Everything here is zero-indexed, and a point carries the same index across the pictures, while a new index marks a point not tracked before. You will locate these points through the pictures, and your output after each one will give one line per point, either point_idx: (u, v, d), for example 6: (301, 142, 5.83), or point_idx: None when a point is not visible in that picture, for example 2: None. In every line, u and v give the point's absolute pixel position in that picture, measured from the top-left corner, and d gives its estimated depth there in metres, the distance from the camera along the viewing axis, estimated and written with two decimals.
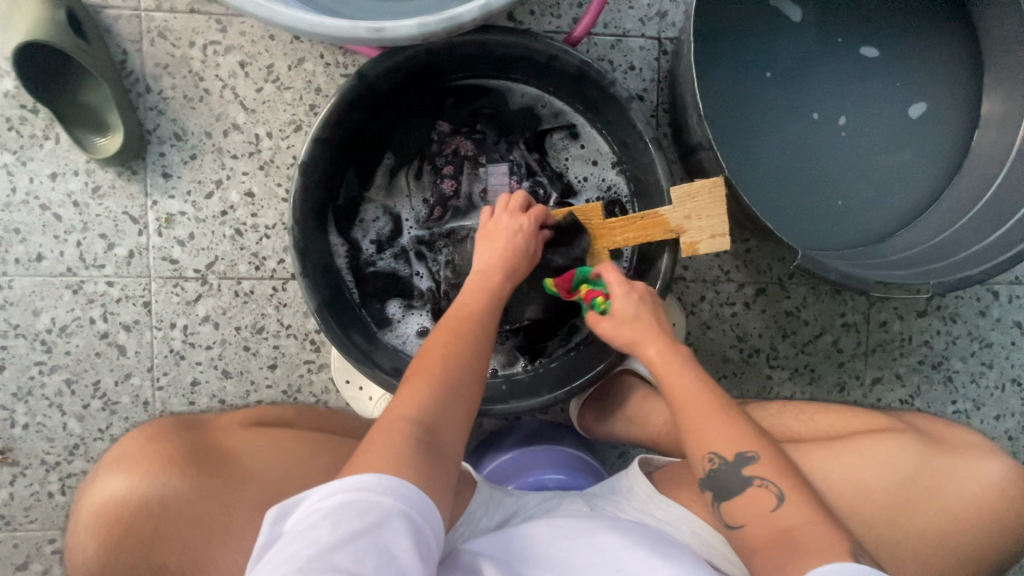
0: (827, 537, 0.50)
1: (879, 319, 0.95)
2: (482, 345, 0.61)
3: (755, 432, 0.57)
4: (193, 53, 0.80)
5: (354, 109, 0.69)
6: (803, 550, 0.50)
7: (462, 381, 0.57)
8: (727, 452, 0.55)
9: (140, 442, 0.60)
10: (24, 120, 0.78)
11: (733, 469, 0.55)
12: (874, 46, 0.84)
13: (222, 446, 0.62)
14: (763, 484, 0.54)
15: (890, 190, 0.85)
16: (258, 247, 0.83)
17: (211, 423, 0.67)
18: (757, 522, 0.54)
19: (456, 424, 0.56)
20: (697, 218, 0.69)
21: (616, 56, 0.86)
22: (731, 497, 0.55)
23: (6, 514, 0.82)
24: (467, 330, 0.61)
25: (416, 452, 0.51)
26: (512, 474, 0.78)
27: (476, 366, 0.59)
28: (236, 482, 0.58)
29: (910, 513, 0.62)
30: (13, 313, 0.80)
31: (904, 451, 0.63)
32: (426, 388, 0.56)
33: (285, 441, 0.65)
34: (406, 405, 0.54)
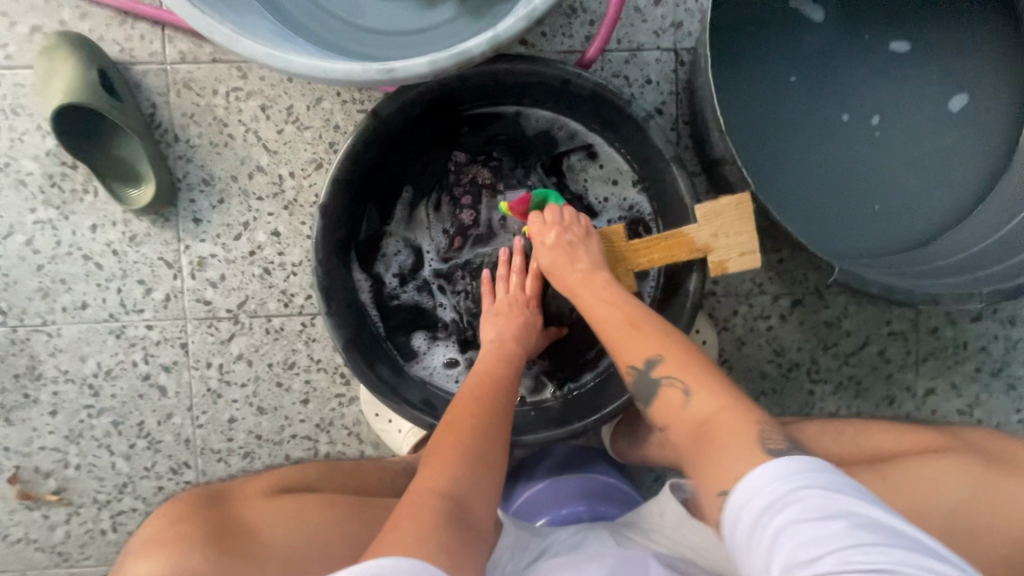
0: (737, 419, 0.50)
1: (929, 326, 0.89)
2: (504, 418, 0.62)
3: (661, 335, 0.58)
4: (216, 100, 0.83)
5: (371, 147, 0.70)
6: (724, 443, 0.48)
7: (486, 453, 0.58)
8: (638, 360, 0.58)
9: (170, 518, 0.60)
10: (65, 176, 0.82)
11: (643, 377, 0.57)
12: (905, 40, 0.80)
13: (242, 524, 0.60)
14: (670, 382, 0.55)
15: (934, 190, 0.80)
16: (286, 285, 0.84)
17: (236, 495, 0.66)
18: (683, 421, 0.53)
19: (483, 501, 0.55)
20: (724, 236, 0.67)
21: (631, 71, 0.84)
22: (650, 401, 0.56)
23: (63, 551, 0.86)
24: (489, 402, 0.62)
25: (445, 524, 0.49)
26: (545, 505, 0.77)
27: (499, 439, 0.60)
28: (256, 567, 0.56)
29: (972, 544, 0.57)
30: (63, 359, 0.84)
31: (960, 474, 0.59)
32: (452, 460, 0.56)
33: (304, 512, 0.63)
34: (433, 475, 0.55)
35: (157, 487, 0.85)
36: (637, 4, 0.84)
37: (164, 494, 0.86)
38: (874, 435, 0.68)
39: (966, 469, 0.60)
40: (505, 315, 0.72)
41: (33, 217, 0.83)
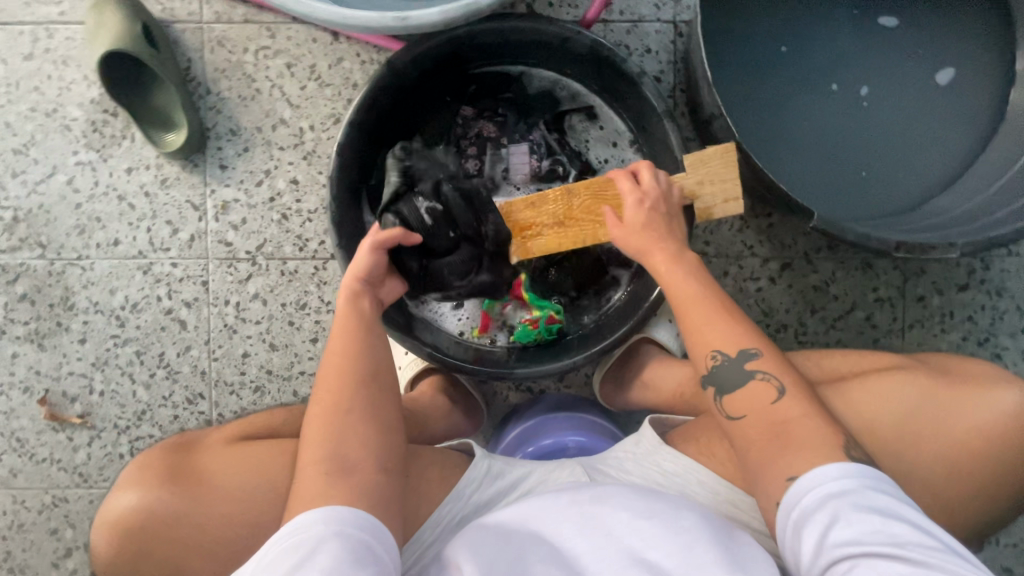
0: (820, 432, 0.54)
1: (916, 294, 0.92)
2: (373, 357, 0.62)
3: (756, 332, 0.59)
4: (247, 57, 0.90)
5: (385, 95, 0.76)
6: (808, 450, 0.53)
7: (359, 400, 0.58)
8: (731, 348, 0.58)
9: (133, 467, 0.59)
10: (107, 122, 0.90)
11: (732, 365, 0.57)
12: (895, 15, 0.84)
13: (198, 471, 0.59)
14: (763, 377, 0.56)
15: (920, 157, 0.84)
16: (302, 230, 0.90)
17: (200, 440, 0.64)
18: (758, 412, 0.56)
19: (358, 444, 0.56)
20: (710, 183, 0.71)
21: (632, 41, 0.90)
22: (733, 389, 0.57)
23: (84, 472, 0.91)
24: (355, 349, 0.61)
25: (326, 489, 0.53)
26: (531, 434, 0.82)
27: (353, 386, 0.59)
28: (212, 506, 0.57)
29: (918, 451, 0.59)
30: (94, 291, 0.91)
31: (911, 388, 0.61)
32: (319, 433, 0.56)
33: (264, 460, 0.60)
34: (315, 438, 0.56)
35: (173, 415, 0.91)
36: None
37: (179, 422, 0.91)
38: (836, 360, 0.69)
39: (916, 384, 0.61)
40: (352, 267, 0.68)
41: (75, 159, 0.90)
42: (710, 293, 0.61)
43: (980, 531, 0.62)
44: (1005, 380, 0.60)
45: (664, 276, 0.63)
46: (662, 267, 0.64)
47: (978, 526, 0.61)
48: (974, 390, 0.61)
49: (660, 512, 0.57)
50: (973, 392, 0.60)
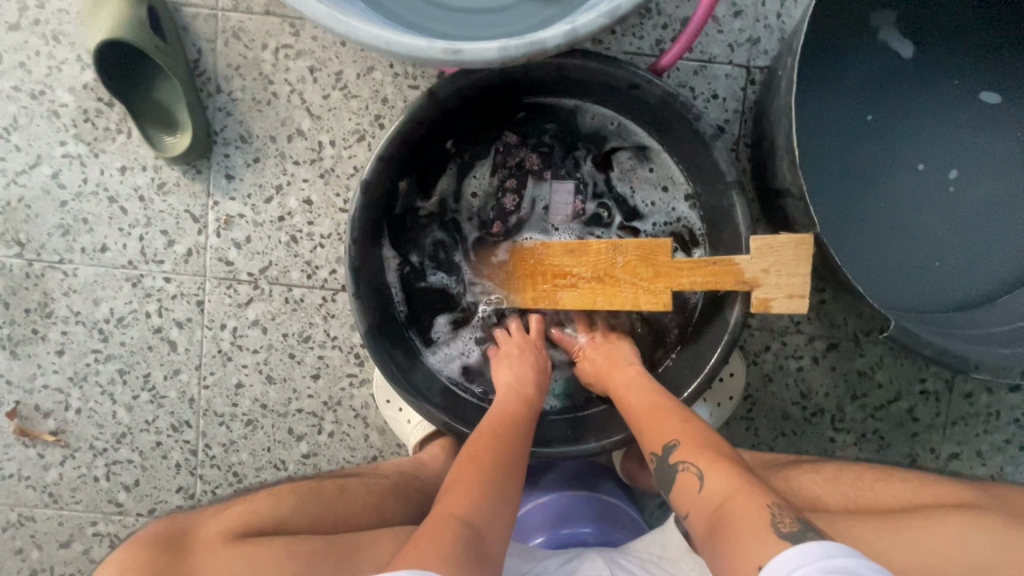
0: (747, 502, 0.51)
1: (963, 390, 0.86)
2: (521, 447, 0.62)
3: (683, 422, 0.60)
4: (265, 55, 0.79)
5: (421, 127, 0.67)
6: (745, 532, 0.49)
7: (505, 484, 0.57)
8: (658, 448, 0.60)
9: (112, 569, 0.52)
10: (100, 113, 0.79)
11: (662, 463, 0.59)
12: (995, 91, 0.76)
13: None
14: (684, 467, 0.57)
15: (997, 249, 0.77)
16: (312, 255, 0.82)
17: (191, 538, 0.55)
18: (695, 506, 0.55)
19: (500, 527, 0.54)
20: (775, 274, 0.64)
21: (699, 83, 0.80)
22: (670, 488, 0.58)
23: (54, 492, 0.84)
24: (509, 436, 0.62)
25: (463, 552, 0.49)
26: (573, 514, 0.74)
27: (519, 466, 0.60)
28: None
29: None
30: (76, 300, 0.82)
31: (977, 529, 0.57)
32: (471, 491, 0.55)
33: (267, 569, 0.52)
34: (453, 503, 0.54)
35: (155, 442, 0.84)
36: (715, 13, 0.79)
37: (161, 450, 0.84)
38: None
39: (983, 524, 0.57)
40: (519, 350, 0.73)
41: (62, 151, 0.80)
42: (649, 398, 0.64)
43: None
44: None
45: (618, 392, 0.67)
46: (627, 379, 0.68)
47: None
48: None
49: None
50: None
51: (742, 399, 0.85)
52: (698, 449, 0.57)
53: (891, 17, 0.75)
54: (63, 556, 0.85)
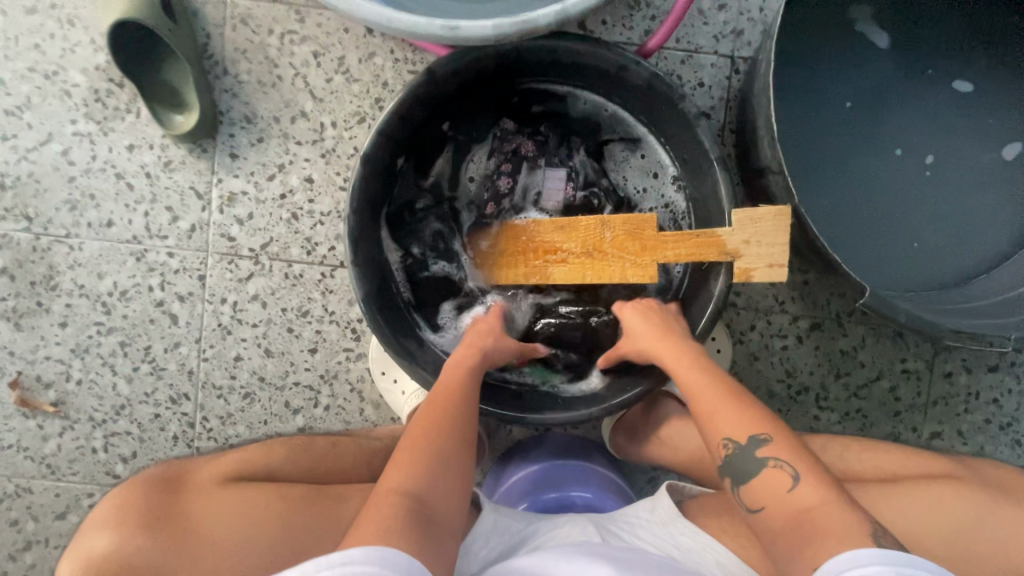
0: (845, 518, 0.46)
1: (944, 370, 0.88)
2: (467, 413, 0.61)
3: (767, 416, 0.54)
4: (271, 40, 0.83)
5: (419, 106, 0.70)
6: (832, 541, 0.45)
7: (453, 452, 0.57)
8: (739, 435, 0.53)
9: (109, 504, 0.53)
10: (110, 93, 0.82)
11: (743, 453, 0.52)
12: (967, 80, 0.80)
13: (189, 518, 0.52)
14: (774, 466, 0.51)
15: (973, 231, 0.80)
16: (312, 232, 0.84)
17: (191, 479, 0.57)
18: (776, 504, 0.50)
19: (448, 494, 0.54)
20: (756, 244, 0.67)
21: (685, 72, 0.84)
22: (747, 481, 0.52)
23: (52, 463, 0.86)
24: (455, 403, 0.61)
25: (406, 521, 0.49)
26: (567, 480, 0.76)
27: (465, 434, 0.59)
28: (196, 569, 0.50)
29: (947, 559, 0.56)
30: (80, 273, 0.84)
31: (946, 491, 0.58)
32: (415, 462, 0.55)
33: (263, 511, 0.54)
34: (401, 474, 0.54)
35: (154, 413, 0.85)
36: (700, 6, 0.83)
37: (160, 421, 0.86)
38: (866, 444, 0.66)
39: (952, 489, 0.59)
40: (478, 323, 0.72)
41: (72, 129, 0.83)
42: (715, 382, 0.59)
43: None
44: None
45: (676, 370, 0.61)
46: (684, 361, 0.62)
47: None
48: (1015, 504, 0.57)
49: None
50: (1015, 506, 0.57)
51: (728, 376, 0.88)
52: (790, 449, 0.52)
53: (867, 10, 0.79)
54: (59, 528, 0.86)
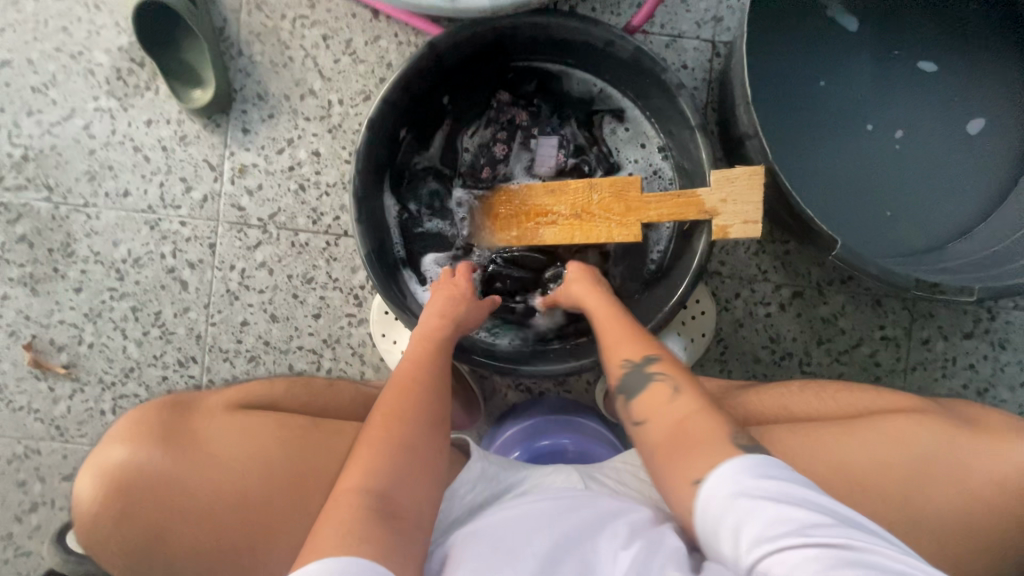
0: (714, 423, 0.51)
1: (921, 337, 0.92)
2: (429, 397, 0.61)
3: (659, 346, 0.62)
4: (283, 24, 0.89)
5: (421, 78, 0.75)
6: (703, 436, 0.51)
7: (416, 437, 0.56)
8: (635, 356, 0.60)
9: (124, 421, 0.58)
10: (132, 72, 0.88)
11: (636, 371, 0.59)
12: (932, 61, 0.86)
13: (195, 436, 0.57)
14: (661, 379, 0.58)
15: (943, 201, 0.85)
16: (318, 203, 0.89)
17: (200, 402, 0.62)
18: (660, 414, 0.55)
19: (415, 480, 0.54)
20: (733, 202, 0.71)
21: (670, 55, 0.90)
22: (640, 396, 0.58)
23: (61, 425, 0.88)
24: (416, 390, 0.61)
25: (369, 518, 0.48)
26: (557, 432, 0.81)
27: (429, 418, 0.59)
28: (201, 478, 0.55)
29: (927, 491, 0.55)
30: (97, 241, 0.88)
31: (922, 426, 0.58)
32: (375, 455, 0.54)
33: (263, 438, 0.58)
34: (369, 465, 0.53)
35: (162, 376, 0.89)
36: None
37: (167, 384, 0.89)
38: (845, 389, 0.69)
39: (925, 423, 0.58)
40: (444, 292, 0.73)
41: (95, 105, 0.88)
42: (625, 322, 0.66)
43: None
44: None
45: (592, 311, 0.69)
46: (603, 310, 0.68)
47: None
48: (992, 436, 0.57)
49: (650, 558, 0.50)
50: (990, 437, 0.56)
51: (715, 341, 0.91)
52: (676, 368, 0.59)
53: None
54: (65, 489, 0.88)
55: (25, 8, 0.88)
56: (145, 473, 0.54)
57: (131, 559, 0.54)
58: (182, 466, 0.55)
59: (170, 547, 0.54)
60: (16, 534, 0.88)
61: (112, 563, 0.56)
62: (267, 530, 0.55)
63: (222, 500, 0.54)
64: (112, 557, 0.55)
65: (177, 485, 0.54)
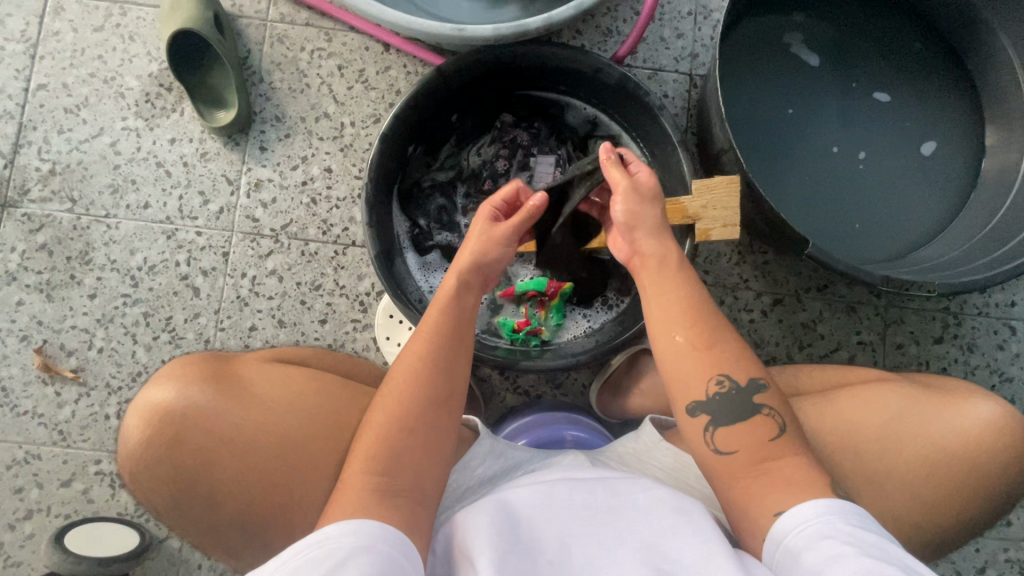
0: (792, 474, 0.53)
1: (895, 341, 0.98)
2: (436, 381, 0.61)
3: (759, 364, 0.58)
4: (302, 55, 0.97)
5: (429, 98, 0.83)
6: (784, 483, 0.53)
7: (418, 426, 0.58)
8: (741, 378, 0.57)
9: (170, 368, 0.69)
10: (160, 95, 0.95)
11: (739, 394, 0.56)
12: (886, 92, 0.94)
13: (239, 379, 0.69)
14: (768, 413, 0.56)
15: (906, 214, 0.92)
16: (328, 215, 0.95)
17: (237, 358, 0.74)
18: (753, 447, 0.55)
19: (417, 463, 0.57)
20: (712, 208, 0.78)
21: (652, 86, 1.00)
22: (738, 420, 0.56)
23: (64, 430, 0.89)
24: (421, 376, 0.60)
25: (373, 500, 0.53)
26: (559, 424, 0.84)
27: (433, 403, 0.60)
28: (244, 409, 0.66)
29: (899, 447, 0.62)
30: (114, 249, 0.93)
31: (893, 394, 0.65)
32: (377, 445, 0.57)
33: (296, 381, 0.71)
34: (372, 449, 0.57)
35: None
36: (662, 34, 1.00)
37: None
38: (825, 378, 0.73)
39: (896, 390, 0.65)
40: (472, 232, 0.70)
41: (122, 124, 0.95)
42: (724, 333, 0.59)
43: (949, 545, 0.65)
44: (981, 394, 0.64)
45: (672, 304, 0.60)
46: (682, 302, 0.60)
47: (952, 539, 0.64)
48: (952, 402, 0.64)
49: (673, 552, 0.53)
50: (950, 402, 0.64)
51: None
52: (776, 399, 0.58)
53: (798, 36, 0.95)
54: (62, 495, 0.88)
55: (64, 38, 0.96)
56: (194, 404, 0.65)
57: (178, 484, 0.64)
58: (227, 399, 0.66)
59: (214, 471, 0.64)
60: (7, 543, 0.87)
61: (158, 493, 0.65)
62: (300, 455, 0.65)
63: (262, 431, 0.65)
64: (162, 484, 0.65)
65: (222, 414, 0.65)
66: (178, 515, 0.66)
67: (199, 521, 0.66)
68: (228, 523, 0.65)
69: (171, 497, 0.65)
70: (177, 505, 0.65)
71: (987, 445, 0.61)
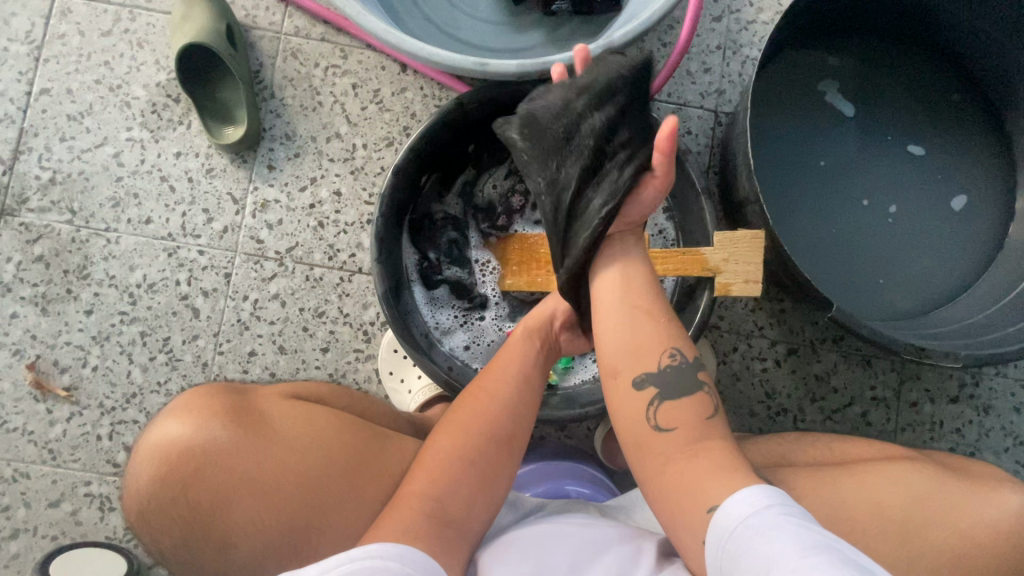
0: None
1: (910, 399, 0.95)
2: (506, 417, 0.62)
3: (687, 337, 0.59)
4: (316, 72, 0.94)
5: (445, 129, 0.80)
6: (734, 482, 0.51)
7: (483, 460, 0.59)
8: (684, 352, 0.57)
9: (190, 400, 0.67)
10: (167, 106, 0.92)
11: (683, 370, 0.56)
12: (919, 145, 0.91)
13: (261, 415, 0.67)
14: (707, 392, 0.57)
15: (931, 271, 0.89)
16: (335, 240, 0.92)
17: (253, 391, 0.73)
18: (689, 424, 0.55)
19: (472, 498, 0.57)
20: (734, 262, 0.78)
21: (675, 121, 0.97)
22: (678, 395, 0.55)
23: (55, 449, 0.87)
24: (494, 410, 0.62)
25: (429, 530, 0.53)
26: (563, 475, 0.82)
27: (499, 440, 0.60)
28: (266, 447, 0.64)
29: (924, 535, 0.60)
30: (113, 265, 0.90)
31: (916, 474, 0.64)
32: (443, 468, 0.57)
33: (322, 421, 0.69)
34: (432, 471, 0.57)
35: (163, 404, 0.88)
36: (689, 68, 0.97)
37: None
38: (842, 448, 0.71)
39: (918, 475, 0.64)
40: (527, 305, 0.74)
41: (127, 135, 0.92)
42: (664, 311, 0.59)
43: None
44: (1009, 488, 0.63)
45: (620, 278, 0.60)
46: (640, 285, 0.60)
47: None
48: (978, 490, 0.63)
49: None
50: (977, 490, 0.63)
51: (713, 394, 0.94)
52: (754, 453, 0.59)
53: (834, 84, 0.92)
54: (50, 516, 0.86)
55: (70, 42, 0.92)
56: (213, 443, 0.62)
57: (187, 525, 0.62)
58: (250, 437, 0.64)
59: (229, 513, 0.61)
60: None
61: (167, 532, 0.62)
62: (319, 497, 0.63)
63: (284, 472, 0.63)
64: (171, 525, 0.62)
65: (241, 452, 0.63)
66: (186, 557, 0.63)
67: (206, 564, 0.63)
68: (237, 570, 0.62)
69: (181, 538, 0.62)
70: (186, 547, 0.62)
71: (1009, 541, 0.59)
